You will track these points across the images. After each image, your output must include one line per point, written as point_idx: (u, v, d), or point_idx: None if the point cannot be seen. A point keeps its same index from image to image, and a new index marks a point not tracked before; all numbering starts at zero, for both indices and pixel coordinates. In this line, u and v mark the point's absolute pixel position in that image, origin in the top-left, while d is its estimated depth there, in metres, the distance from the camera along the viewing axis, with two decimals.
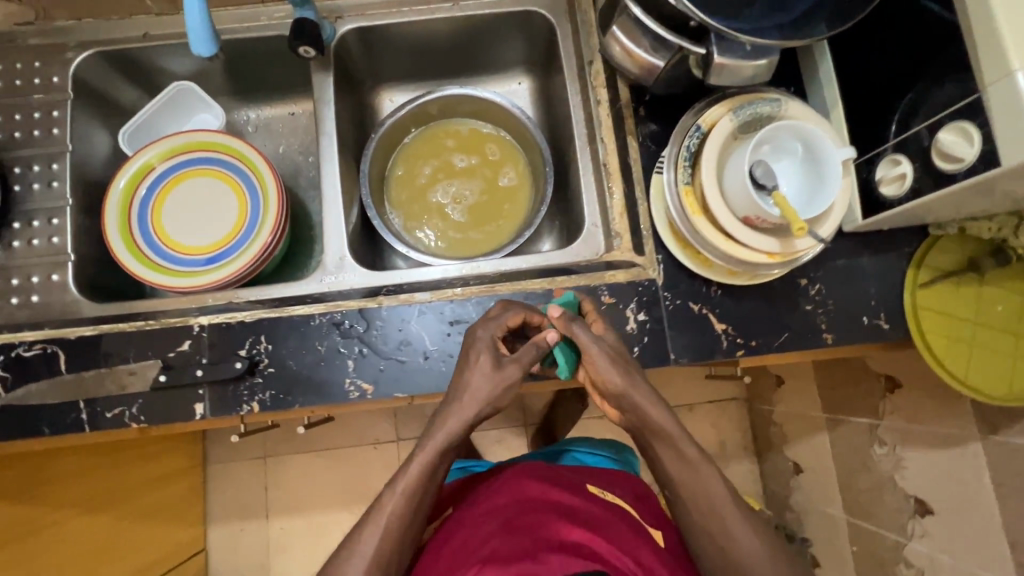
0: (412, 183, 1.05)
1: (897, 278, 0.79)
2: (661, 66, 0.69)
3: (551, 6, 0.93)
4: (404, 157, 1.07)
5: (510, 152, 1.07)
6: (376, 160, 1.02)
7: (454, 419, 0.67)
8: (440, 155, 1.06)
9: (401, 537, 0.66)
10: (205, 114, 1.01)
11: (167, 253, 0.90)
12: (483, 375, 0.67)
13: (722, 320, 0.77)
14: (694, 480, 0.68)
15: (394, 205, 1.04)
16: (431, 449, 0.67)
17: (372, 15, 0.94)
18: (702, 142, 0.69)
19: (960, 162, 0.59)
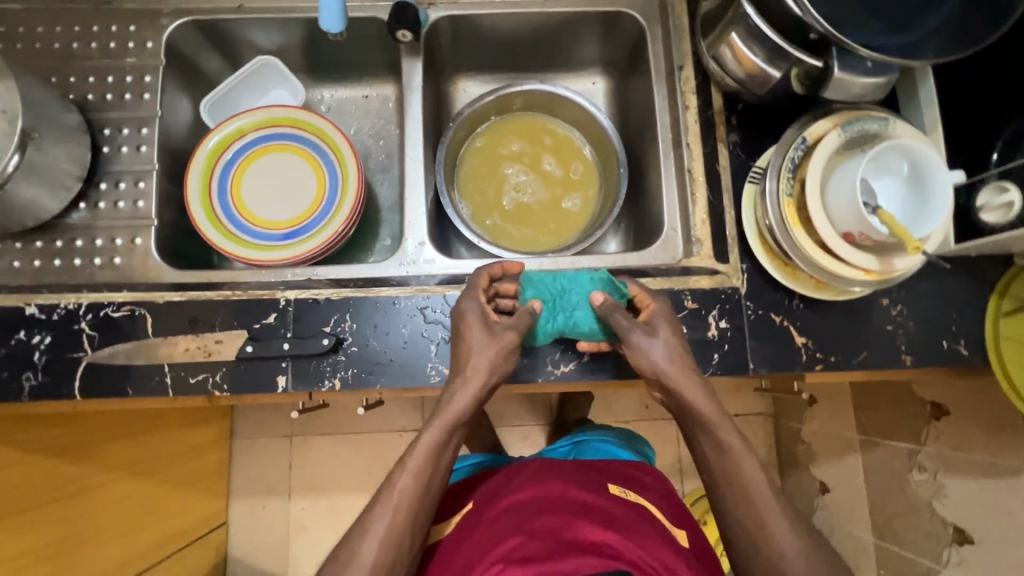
0: (493, 154, 1.07)
1: (979, 305, 0.79)
2: (775, 77, 0.69)
3: (643, 8, 0.94)
4: (476, 147, 1.07)
5: (582, 155, 1.08)
6: (462, 129, 1.03)
7: (462, 396, 0.67)
8: (514, 148, 1.07)
9: (412, 519, 0.65)
10: (285, 91, 1.01)
11: (242, 223, 0.90)
12: (485, 346, 0.69)
13: (803, 333, 0.77)
14: (737, 480, 0.66)
15: (462, 175, 1.05)
16: (438, 428, 0.67)
17: (464, 4, 0.94)
18: (807, 155, 0.70)
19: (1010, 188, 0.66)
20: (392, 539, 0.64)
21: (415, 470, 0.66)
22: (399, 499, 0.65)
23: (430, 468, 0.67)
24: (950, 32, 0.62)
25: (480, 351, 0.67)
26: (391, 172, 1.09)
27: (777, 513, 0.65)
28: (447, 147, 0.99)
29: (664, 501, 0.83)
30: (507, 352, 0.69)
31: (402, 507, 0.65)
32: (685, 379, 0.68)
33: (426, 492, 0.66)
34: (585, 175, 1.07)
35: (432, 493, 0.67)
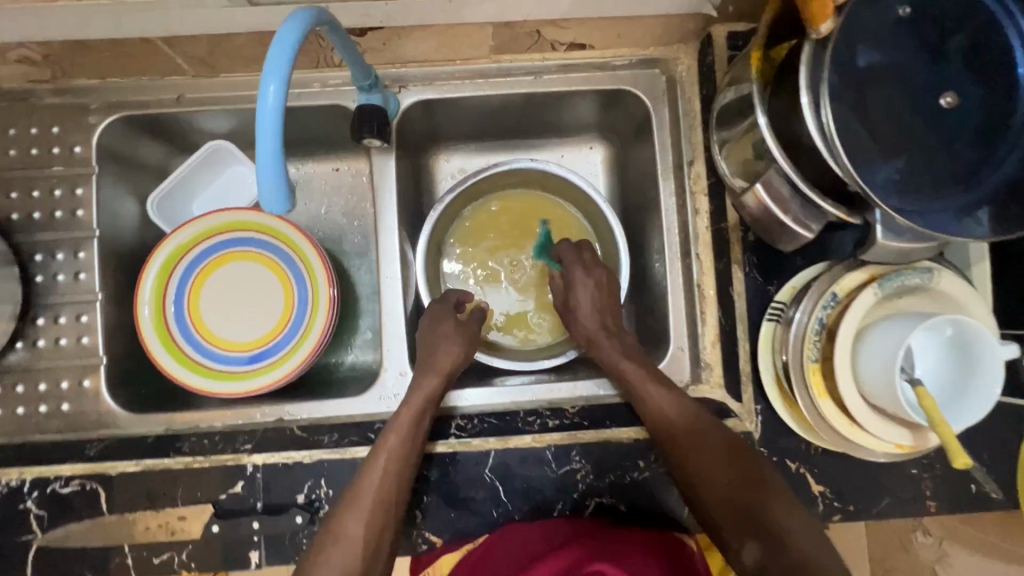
0: (513, 217, 0.97)
1: (1014, 442, 0.72)
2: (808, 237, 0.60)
3: (649, 86, 0.80)
4: (466, 227, 0.97)
5: (578, 231, 0.97)
6: (489, 181, 0.93)
7: (432, 375, 0.72)
8: (506, 225, 0.97)
9: (392, 485, 0.64)
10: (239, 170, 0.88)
11: (205, 350, 0.81)
12: (454, 336, 0.77)
13: (820, 480, 0.71)
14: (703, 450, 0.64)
15: (458, 235, 0.96)
16: (418, 400, 0.69)
17: (442, 85, 0.80)
18: (838, 314, 0.61)
19: None
20: (377, 511, 0.63)
21: (399, 436, 0.67)
22: (378, 472, 0.65)
23: (411, 436, 0.67)
24: (1008, 194, 0.54)
25: (449, 334, 0.77)
26: (368, 256, 0.99)
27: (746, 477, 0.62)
28: (433, 226, 0.86)
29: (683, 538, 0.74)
30: (470, 341, 0.78)
31: (385, 471, 0.65)
32: (605, 335, 0.77)
33: (406, 462, 0.66)
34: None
35: (414, 464, 0.67)
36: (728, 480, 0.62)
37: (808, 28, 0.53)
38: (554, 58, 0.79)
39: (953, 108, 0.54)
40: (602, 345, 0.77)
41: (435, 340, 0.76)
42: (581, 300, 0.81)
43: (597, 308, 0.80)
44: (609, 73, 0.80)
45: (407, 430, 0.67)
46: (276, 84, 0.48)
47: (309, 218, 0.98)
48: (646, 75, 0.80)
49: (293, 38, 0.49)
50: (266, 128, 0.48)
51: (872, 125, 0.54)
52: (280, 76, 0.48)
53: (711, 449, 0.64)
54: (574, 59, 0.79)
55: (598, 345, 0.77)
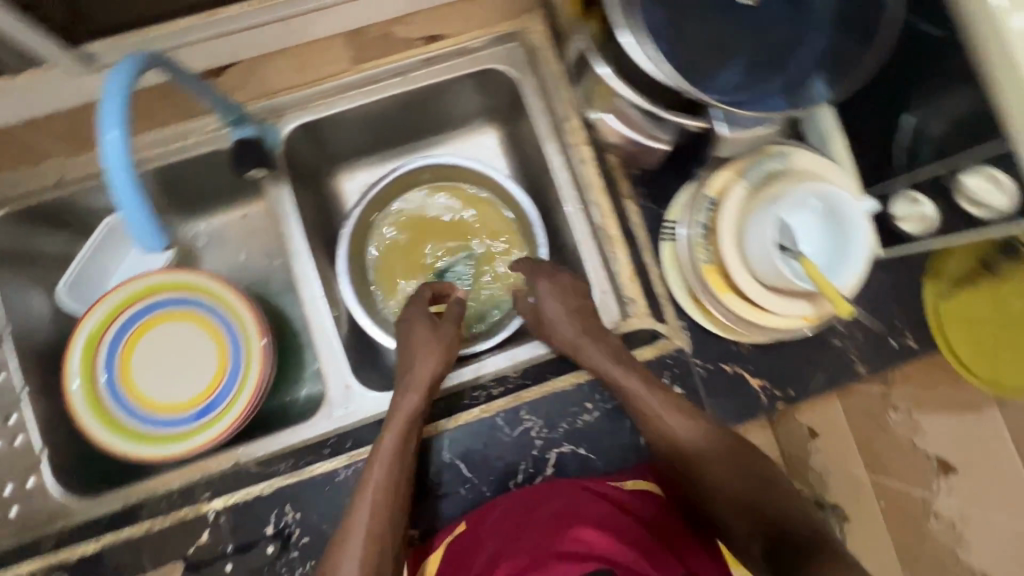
0: (444, 206, 1.00)
1: (917, 292, 0.78)
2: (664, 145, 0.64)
3: (510, 59, 0.84)
4: (387, 246, 1.00)
5: (492, 213, 1.00)
6: (416, 173, 0.95)
7: (413, 392, 0.71)
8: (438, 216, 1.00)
9: (388, 517, 0.65)
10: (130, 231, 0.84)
11: (152, 419, 0.80)
12: (429, 342, 0.75)
13: (757, 375, 0.75)
14: (740, 475, 0.68)
15: (394, 227, 1.00)
16: (400, 421, 0.69)
17: (316, 105, 0.81)
18: (717, 214, 0.65)
19: (921, 223, 0.64)
20: (371, 541, 0.64)
21: (383, 464, 0.67)
22: (370, 506, 0.65)
23: (397, 462, 0.67)
24: (834, 62, 0.59)
25: (420, 342, 0.75)
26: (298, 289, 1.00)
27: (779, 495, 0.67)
28: (346, 254, 0.89)
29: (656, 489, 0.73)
30: (448, 346, 0.75)
31: (376, 500, 0.65)
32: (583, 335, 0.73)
33: (397, 488, 0.66)
34: (504, 232, 0.99)
35: (404, 487, 0.67)
36: (743, 487, 0.68)
37: None
38: (415, 55, 0.82)
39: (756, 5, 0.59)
40: (591, 355, 0.72)
41: (412, 357, 0.74)
42: (550, 309, 0.76)
43: (576, 311, 0.74)
44: (470, 57, 0.84)
45: (390, 457, 0.67)
46: (115, 130, 0.50)
47: (229, 268, 0.99)
48: (505, 50, 0.84)
49: (119, 100, 0.51)
50: (116, 174, 0.49)
51: (689, 38, 0.58)
52: (118, 122, 0.50)
53: (734, 458, 0.69)
54: (434, 51, 0.82)
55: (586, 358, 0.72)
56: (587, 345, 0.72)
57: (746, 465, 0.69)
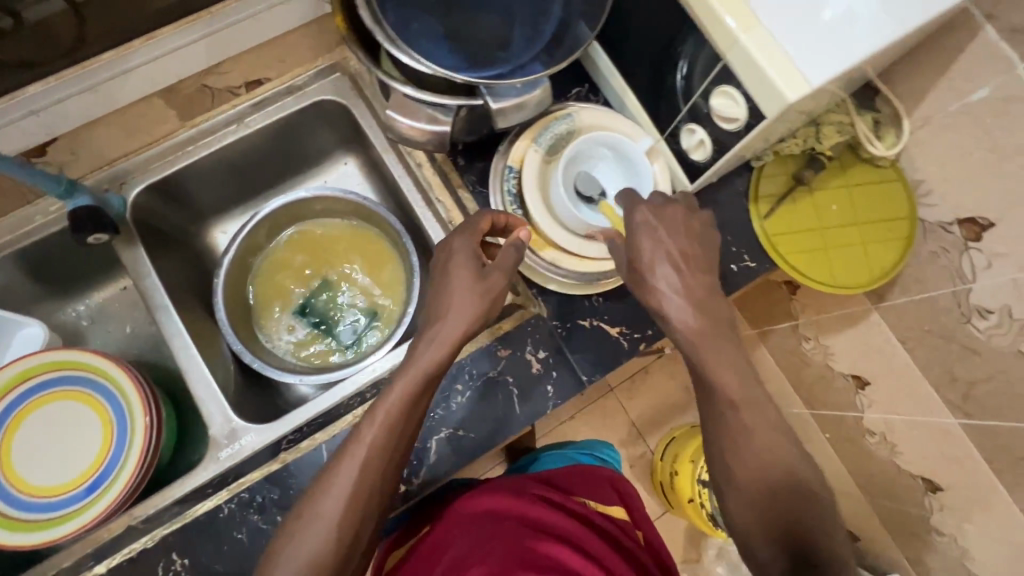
0: (326, 237, 1.04)
1: (745, 217, 0.84)
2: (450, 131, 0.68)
3: (336, 89, 0.90)
4: (268, 279, 1.03)
5: (365, 233, 1.04)
6: (295, 209, 1.00)
7: (440, 343, 0.63)
8: (318, 247, 1.04)
9: (376, 485, 0.60)
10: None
11: (40, 502, 0.79)
12: (470, 289, 0.64)
13: (615, 324, 0.79)
14: (776, 457, 0.59)
15: (277, 262, 1.03)
16: (417, 372, 0.62)
17: (159, 166, 0.86)
18: (519, 181, 0.71)
19: (702, 147, 0.70)
20: (355, 501, 0.58)
21: (389, 413, 0.61)
22: (364, 455, 0.59)
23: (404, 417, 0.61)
24: (571, 27, 0.66)
25: (460, 289, 0.64)
26: None
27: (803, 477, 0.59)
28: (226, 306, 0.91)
29: (607, 484, 0.88)
30: (493, 300, 0.64)
31: (369, 450, 0.60)
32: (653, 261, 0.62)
33: (393, 447, 0.61)
34: (383, 254, 1.04)
35: (400, 452, 0.62)
36: (770, 494, 0.58)
37: None
38: (242, 102, 0.87)
39: None
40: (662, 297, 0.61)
41: (446, 300, 0.64)
42: (647, 245, 0.62)
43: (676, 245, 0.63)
44: (298, 94, 0.90)
45: (394, 420, 0.61)
46: None
47: (116, 343, 1.00)
48: (330, 82, 0.90)
49: None
50: None
51: (448, 30, 0.65)
52: None
53: (774, 457, 0.59)
54: (259, 95, 0.88)
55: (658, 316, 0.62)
56: (667, 289, 0.62)
57: (789, 472, 0.59)
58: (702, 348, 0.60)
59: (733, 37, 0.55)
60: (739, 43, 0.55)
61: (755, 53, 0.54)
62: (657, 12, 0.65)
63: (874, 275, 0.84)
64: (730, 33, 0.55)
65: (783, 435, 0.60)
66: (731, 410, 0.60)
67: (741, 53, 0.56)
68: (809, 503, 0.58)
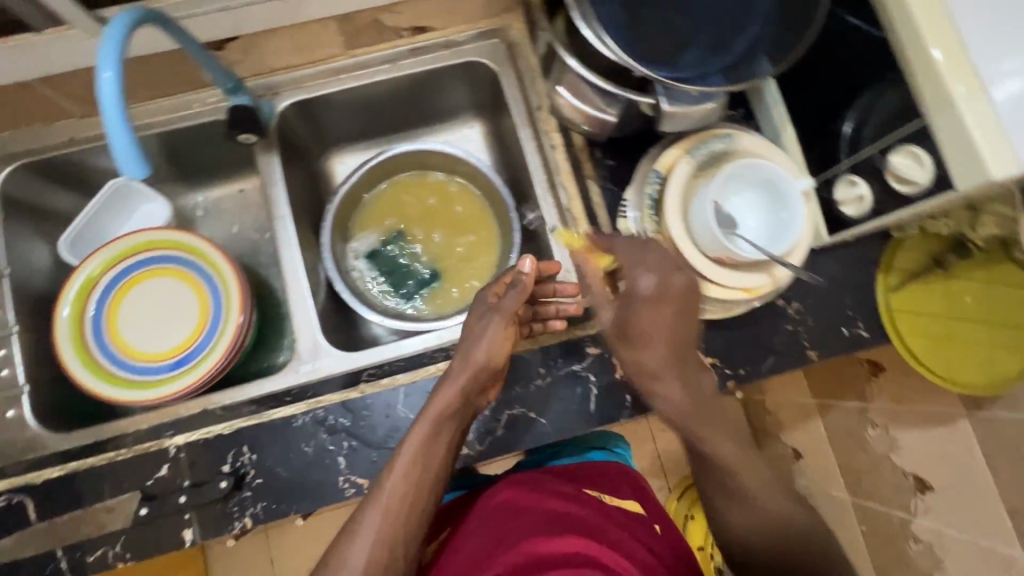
0: (434, 191, 1.06)
1: (869, 284, 0.80)
2: (613, 121, 0.68)
3: (492, 53, 0.91)
4: (365, 211, 1.05)
5: (477, 207, 1.05)
6: (416, 158, 1.02)
7: (450, 389, 0.68)
8: (421, 197, 1.06)
9: (405, 521, 0.62)
10: (121, 159, 0.56)
11: (131, 365, 0.84)
12: (478, 337, 0.70)
13: (709, 353, 0.77)
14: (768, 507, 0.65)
15: (378, 198, 1.05)
16: (432, 416, 0.67)
17: (310, 86, 0.89)
18: (663, 187, 0.69)
19: (859, 203, 0.68)
20: (383, 542, 0.61)
21: (410, 453, 0.65)
22: (389, 498, 0.63)
23: (426, 455, 0.65)
24: (764, 47, 0.64)
25: (472, 335, 0.70)
26: None
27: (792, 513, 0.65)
28: (330, 230, 0.96)
29: (623, 481, 0.83)
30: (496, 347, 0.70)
31: (398, 489, 0.63)
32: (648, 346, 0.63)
33: (421, 484, 0.64)
34: (482, 225, 1.05)
35: (428, 488, 0.65)
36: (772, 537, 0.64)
37: None
38: (402, 45, 0.89)
39: None
40: (664, 388, 0.63)
41: (462, 349, 0.70)
42: (637, 319, 0.62)
43: (666, 316, 0.62)
44: (454, 50, 0.91)
45: (418, 452, 0.65)
46: (110, 69, 0.55)
47: (221, 239, 1.05)
48: (487, 45, 0.91)
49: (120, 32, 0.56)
50: (111, 102, 0.54)
51: (640, 23, 0.64)
52: (113, 63, 0.55)
53: (758, 495, 0.65)
54: (420, 42, 0.90)
55: (654, 391, 0.65)
56: (665, 378, 0.63)
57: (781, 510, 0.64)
58: (693, 425, 0.64)
59: (949, 100, 0.52)
60: (954, 107, 0.52)
61: (969, 122, 0.51)
62: (858, 53, 0.63)
63: (993, 381, 0.79)
64: (948, 95, 0.52)
65: (757, 467, 0.66)
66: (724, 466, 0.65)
67: (952, 119, 0.52)
68: (806, 535, 0.64)
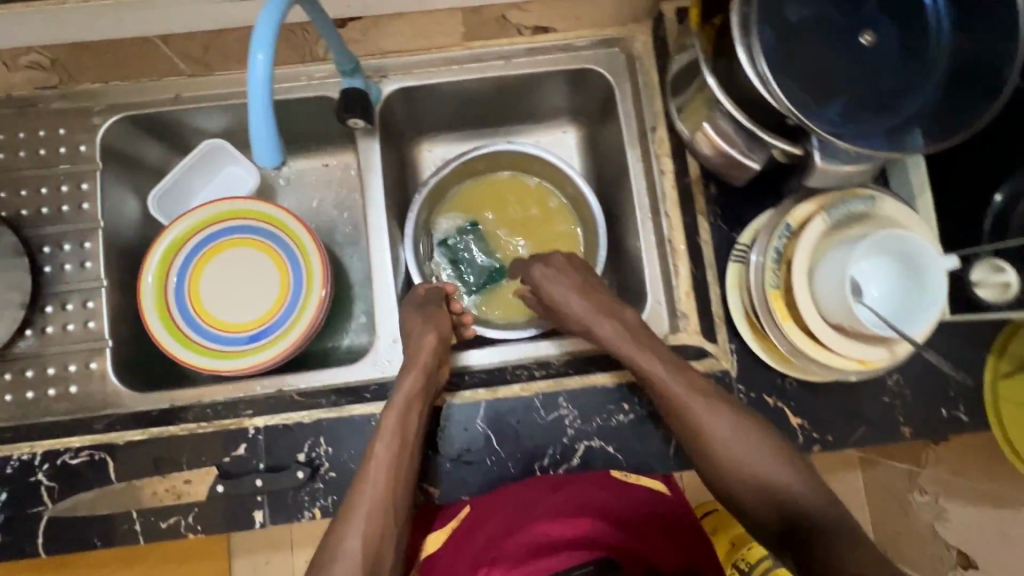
0: (523, 193, 1.00)
1: (977, 367, 0.76)
2: (756, 168, 0.66)
3: (611, 63, 0.87)
4: (451, 199, 1.01)
5: (563, 220, 1.00)
6: (507, 156, 0.96)
7: (413, 374, 0.71)
8: (510, 198, 1.01)
9: (389, 502, 0.65)
10: (258, 146, 0.57)
11: (209, 332, 0.85)
12: (423, 331, 0.74)
13: (798, 414, 0.75)
14: (739, 436, 0.67)
15: (466, 189, 1.01)
16: (400, 404, 0.69)
17: (421, 73, 0.86)
18: (792, 242, 0.65)
19: (1001, 292, 0.64)
20: (372, 524, 0.64)
21: (386, 445, 0.67)
22: (374, 481, 0.66)
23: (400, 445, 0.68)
24: (933, 115, 0.59)
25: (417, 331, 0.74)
26: (360, 244, 1.04)
27: (779, 465, 0.65)
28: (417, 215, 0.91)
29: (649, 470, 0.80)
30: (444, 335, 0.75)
31: (379, 481, 0.66)
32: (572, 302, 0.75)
33: (401, 472, 0.67)
34: (566, 239, 1.00)
35: (407, 471, 0.68)
36: (760, 479, 0.65)
37: None
38: (521, 43, 0.86)
39: (873, 46, 0.61)
40: (600, 328, 0.73)
41: (410, 346, 0.74)
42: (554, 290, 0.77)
43: (575, 287, 0.77)
44: (573, 55, 0.87)
45: (393, 437, 0.68)
46: (263, 52, 0.54)
47: (300, 211, 1.04)
48: (607, 55, 0.87)
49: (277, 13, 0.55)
50: (257, 88, 0.54)
51: (806, 66, 0.59)
52: (268, 45, 0.54)
53: (719, 431, 0.67)
54: (538, 42, 0.86)
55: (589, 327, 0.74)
56: (595, 319, 0.74)
57: (776, 471, 0.65)
58: (625, 352, 0.71)
59: None
60: None
61: None
62: None
63: None
64: None
65: (711, 398, 0.69)
66: (668, 401, 0.69)
67: None
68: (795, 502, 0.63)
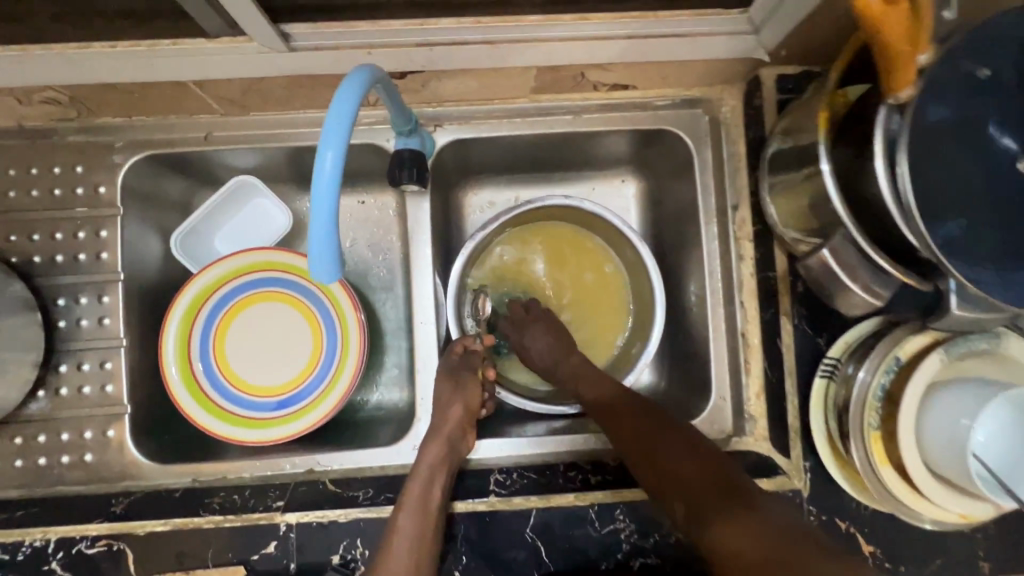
0: (580, 256, 0.91)
1: None
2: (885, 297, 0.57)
3: (693, 127, 0.77)
4: (500, 250, 0.90)
5: (617, 290, 0.90)
6: (569, 215, 0.88)
7: (438, 441, 0.68)
8: (567, 256, 0.91)
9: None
10: (314, 260, 0.48)
11: (235, 394, 0.78)
12: (453, 395, 0.71)
13: (871, 541, 0.69)
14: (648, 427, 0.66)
15: (519, 240, 0.90)
16: (423, 472, 0.66)
17: (478, 124, 0.77)
18: (900, 378, 0.60)
19: None
20: None
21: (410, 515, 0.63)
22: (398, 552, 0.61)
23: (423, 519, 0.63)
24: None
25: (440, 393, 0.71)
26: (395, 290, 0.91)
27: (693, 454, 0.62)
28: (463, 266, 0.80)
29: None
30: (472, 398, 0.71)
31: (401, 557, 0.61)
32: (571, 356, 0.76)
33: (426, 543, 0.62)
34: (620, 313, 0.90)
35: (432, 542, 0.63)
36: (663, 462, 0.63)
37: (885, 94, 0.46)
38: (594, 98, 0.76)
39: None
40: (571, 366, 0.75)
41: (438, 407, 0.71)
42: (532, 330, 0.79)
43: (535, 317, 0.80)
44: (650, 115, 0.78)
45: (417, 505, 0.63)
46: (332, 150, 0.46)
47: None
48: (690, 116, 0.78)
49: (352, 99, 0.48)
50: (322, 195, 0.46)
51: (959, 190, 0.50)
52: (338, 142, 0.46)
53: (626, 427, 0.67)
54: (613, 98, 0.76)
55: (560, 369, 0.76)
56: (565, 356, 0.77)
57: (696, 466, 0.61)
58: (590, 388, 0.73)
59: None
60: None
61: None
62: None
63: None
64: None
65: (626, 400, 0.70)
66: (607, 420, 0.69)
67: None
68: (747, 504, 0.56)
